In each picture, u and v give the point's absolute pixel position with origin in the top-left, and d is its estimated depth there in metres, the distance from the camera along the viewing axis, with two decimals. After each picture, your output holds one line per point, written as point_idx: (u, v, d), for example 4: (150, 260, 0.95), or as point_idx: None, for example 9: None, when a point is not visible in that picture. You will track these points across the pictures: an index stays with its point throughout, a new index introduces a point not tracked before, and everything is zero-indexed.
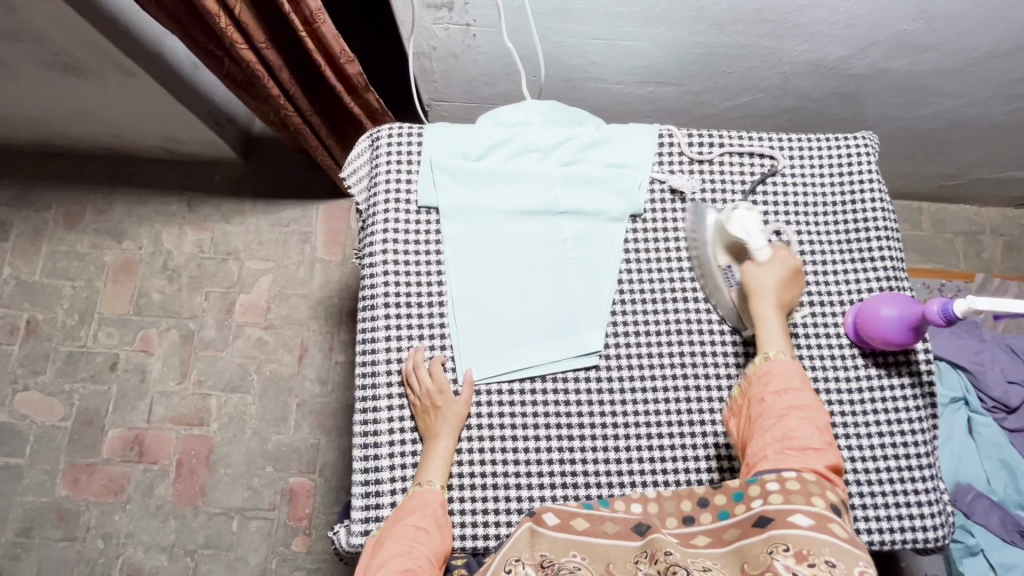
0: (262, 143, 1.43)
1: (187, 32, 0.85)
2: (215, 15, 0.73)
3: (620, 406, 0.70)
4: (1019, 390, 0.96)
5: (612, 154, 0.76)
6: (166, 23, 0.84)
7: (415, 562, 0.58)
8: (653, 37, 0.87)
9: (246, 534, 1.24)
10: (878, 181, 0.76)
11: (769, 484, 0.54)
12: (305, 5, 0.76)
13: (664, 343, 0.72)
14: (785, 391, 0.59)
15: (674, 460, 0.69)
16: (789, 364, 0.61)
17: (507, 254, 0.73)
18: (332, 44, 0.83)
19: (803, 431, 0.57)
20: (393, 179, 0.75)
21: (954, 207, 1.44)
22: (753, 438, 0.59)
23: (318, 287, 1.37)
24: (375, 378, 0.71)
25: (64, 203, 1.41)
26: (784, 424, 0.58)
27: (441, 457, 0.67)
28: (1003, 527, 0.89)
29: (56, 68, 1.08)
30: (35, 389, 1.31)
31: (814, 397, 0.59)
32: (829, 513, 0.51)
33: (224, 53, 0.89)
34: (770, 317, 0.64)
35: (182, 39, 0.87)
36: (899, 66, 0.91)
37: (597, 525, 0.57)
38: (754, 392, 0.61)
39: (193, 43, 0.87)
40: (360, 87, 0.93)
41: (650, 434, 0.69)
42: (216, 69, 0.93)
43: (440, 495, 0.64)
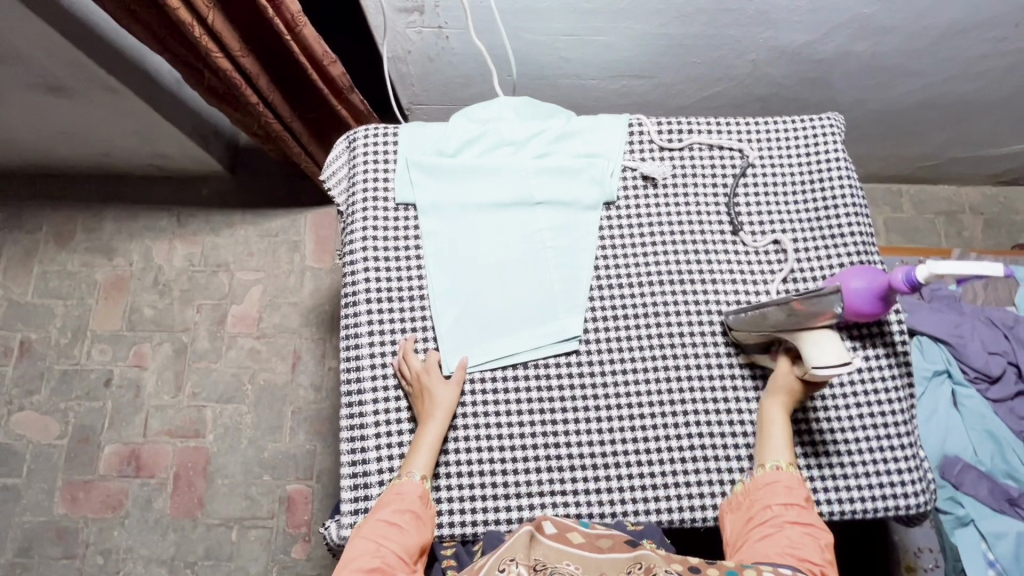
0: (248, 156, 1.45)
1: (166, 46, 0.87)
2: (190, 26, 0.75)
3: (601, 390, 0.71)
4: (1001, 360, 0.97)
5: (583, 145, 0.77)
6: (146, 39, 0.86)
7: (383, 559, 0.59)
8: (621, 31, 0.89)
9: (246, 544, 1.25)
10: (845, 158, 0.77)
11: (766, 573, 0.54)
12: (286, 7, 0.78)
13: (642, 326, 0.73)
14: (791, 503, 0.61)
15: (657, 440, 0.70)
16: (793, 478, 0.63)
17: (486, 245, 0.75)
18: (311, 46, 0.85)
19: (804, 543, 0.58)
20: (370, 179, 0.77)
21: (933, 188, 1.46)
22: (749, 541, 0.60)
23: (309, 295, 1.38)
24: (360, 373, 0.72)
25: (54, 223, 1.42)
26: (784, 534, 0.58)
27: (429, 444, 0.67)
28: (992, 496, 0.90)
29: (42, 90, 1.10)
30: (30, 409, 1.32)
31: (818, 518, 0.61)
32: None
33: (204, 66, 0.91)
34: (778, 423, 0.66)
35: (161, 53, 0.89)
36: (863, 50, 0.93)
37: (593, 542, 0.58)
38: (759, 497, 0.62)
39: (173, 58, 0.89)
40: (344, 88, 0.96)
41: (632, 416, 0.71)
42: (194, 82, 0.95)
43: (419, 487, 0.65)
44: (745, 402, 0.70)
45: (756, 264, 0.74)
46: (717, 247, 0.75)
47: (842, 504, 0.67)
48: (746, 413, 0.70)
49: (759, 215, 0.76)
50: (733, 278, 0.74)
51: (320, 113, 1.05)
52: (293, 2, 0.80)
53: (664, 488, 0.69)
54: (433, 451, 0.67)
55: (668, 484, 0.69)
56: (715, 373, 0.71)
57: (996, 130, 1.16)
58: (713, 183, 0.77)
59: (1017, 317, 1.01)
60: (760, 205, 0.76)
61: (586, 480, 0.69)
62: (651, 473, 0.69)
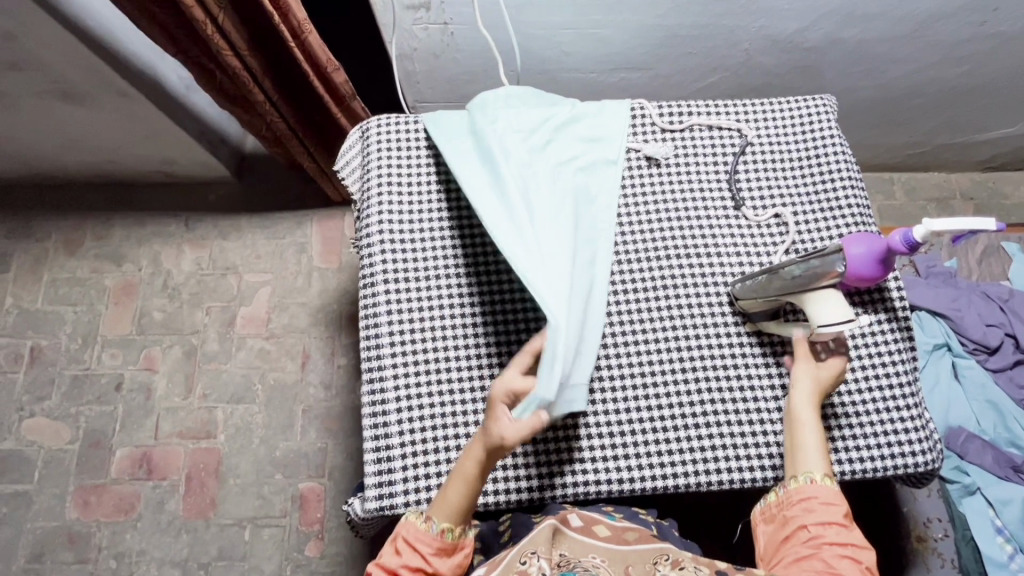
0: (254, 161, 1.48)
1: (180, 47, 0.90)
2: (203, 24, 0.79)
3: (614, 360, 0.73)
4: (998, 331, 1.00)
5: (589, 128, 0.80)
6: (161, 40, 0.89)
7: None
8: (618, 24, 0.93)
9: (259, 543, 1.25)
10: (838, 134, 0.80)
11: None
12: (292, 15, 0.82)
13: (653, 296, 0.75)
14: (827, 520, 0.61)
15: (671, 406, 0.72)
16: (831, 493, 0.62)
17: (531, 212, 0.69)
18: (314, 53, 0.88)
19: (842, 567, 0.58)
20: (384, 165, 0.79)
21: (924, 175, 1.49)
22: (783, 560, 0.61)
23: (317, 295, 1.40)
24: (379, 350, 0.73)
25: (63, 231, 1.44)
26: (821, 557, 0.59)
27: (454, 501, 0.63)
28: (997, 464, 0.92)
29: (55, 96, 1.13)
30: (41, 415, 1.32)
31: (862, 536, 0.61)
32: None
33: (214, 69, 0.94)
34: (812, 435, 0.65)
35: (177, 56, 0.93)
36: (851, 37, 0.97)
37: (619, 534, 0.65)
38: (795, 514, 0.63)
39: (188, 60, 0.92)
40: (347, 96, 0.99)
41: (645, 384, 0.72)
42: (207, 84, 0.98)
43: (436, 537, 0.63)
44: (755, 367, 0.72)
45: (758, 237, 0.77)
46: (720, 221, 0.78)
47: (853, 464, 0.69)
48: (759, 379, 0.72)
49: (760, 190, 0.78)
50: (737, 251, 0.76)
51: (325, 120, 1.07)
52: (300, 11, 0.83)
53: (679, 452, 0.71)
54: (461, 498, 0.63)
55: (682, 447, 0.71)
56: (724, 340, 0.73)
57: (981, 114, 1.20)
58: (713, 161, 0.80)
59: (1011, 290, 1.04)
60: (760, 180, 0.79)
61: (603, 448, 0.71)
62: (667, 439, 0.71)
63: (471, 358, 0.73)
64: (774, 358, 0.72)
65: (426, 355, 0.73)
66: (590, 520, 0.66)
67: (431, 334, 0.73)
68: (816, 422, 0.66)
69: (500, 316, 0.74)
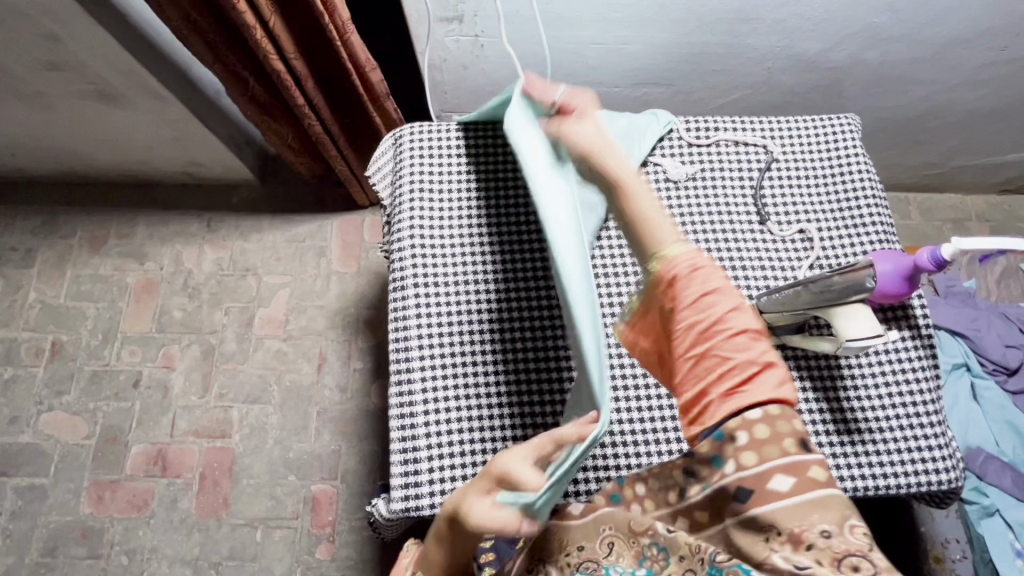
0: (277, 165, 1.50)
1: (220, 55, 0.93)
2: (251, 28, 0.81)
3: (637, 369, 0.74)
4: (1017, 352, 1.01)
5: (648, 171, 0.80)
6: (203, 49, 0.92)
7: None
8: (645, 39, 0.95)
9: (270, 544, 1.25)
10: (863, 153, 0.82)
11: (741, 438, 0.56)
12: (338, 16, 0.84)
13: None
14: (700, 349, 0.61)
15: None
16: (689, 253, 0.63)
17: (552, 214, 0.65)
18: (355, 53, 0.90)
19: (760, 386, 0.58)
20: (416, 172, 0.81)
21: (940, 196, 1.50)
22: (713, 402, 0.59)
23: (335, 298, 1.41)
24: (408, 353, 0.74)
25: (88, 228, 1.47)
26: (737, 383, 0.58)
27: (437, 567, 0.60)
28: (1016, 486, 0.92)
29: (91, 97, 1.16)
30: (60, 410, 1.34)
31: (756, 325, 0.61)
32: (804, 459, 0.54)
33: (254, 73, 0.97)
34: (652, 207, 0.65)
35: (213, 66, 0.95)
36: (873, 58, 0.99)
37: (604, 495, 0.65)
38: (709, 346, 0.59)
39: (224, 68, 0.95)
40: (382, 96, 1.01)
41: None
42: (239, 94, 1.01)
43: None
44: None
45: (782, 252, 0.78)
46: (745, 236, 0.78)
47: (876, 479, 0.69)
48: None
49: (785, 205, 0.80)
50: (762, 265, 0.77)
51: (355, 120, 1.09)
52: (344, 11, 0.85)
53: None
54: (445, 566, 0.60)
55: None
56: None
57: (1000, 136, 1.21)
58: (739, 177, 0.81)
59: None
60: (785, 196, 0.80)
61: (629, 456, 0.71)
62: None
63: (498, 363, 0.73)
64: (798, 370, 0.72)
65: (453, 358, 0.74)
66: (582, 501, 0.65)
67: (458, 338, 0.74)
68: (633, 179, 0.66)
69: (525, 322, 0.75)
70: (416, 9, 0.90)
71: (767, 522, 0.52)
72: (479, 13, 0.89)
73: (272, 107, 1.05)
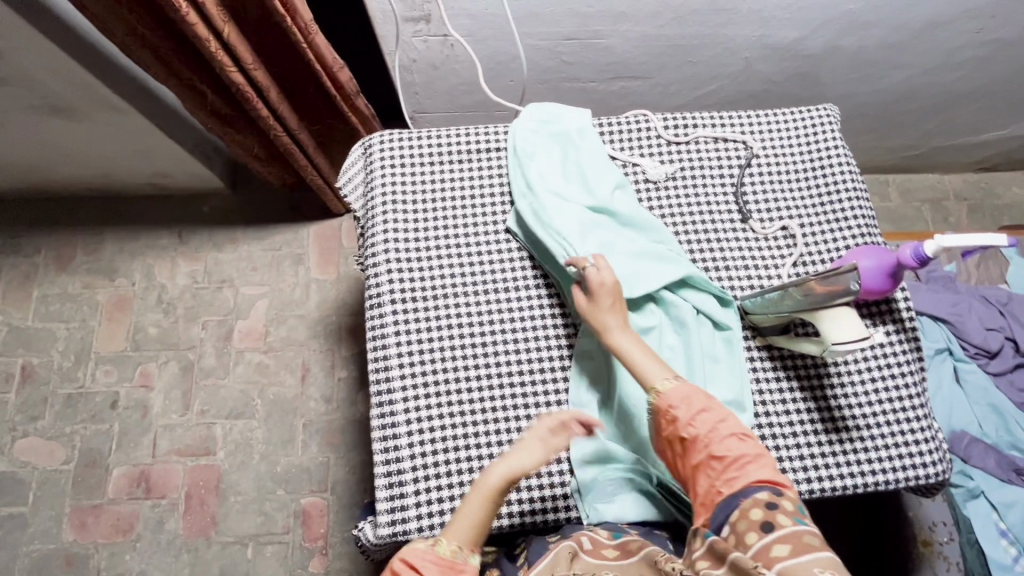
0: (248, 171, 1.45)
1: (173, 69, 0.89)
2: (205, 41, 0.77)
3: None
4: (998, 335, 1.02)
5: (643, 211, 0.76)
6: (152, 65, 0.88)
7: None
8: (620, 33, 0.93)
9: (262, 560, 1.23)
10: (843, 145, 0.80)
11: (751, 510, 0.53)
12: (300, 17, 0.80)
13: None
14: (732, 437, 0.58)
15: None
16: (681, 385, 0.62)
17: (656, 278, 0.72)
18: (321, 53, 0.87)
19: (733, 444, 0.58)
20: (388, 182, 0.78)
21: (918, 176, 1.50)
22: (726, 469, 0.57)
23: (316, 307, 1.38)
24: (388, 373, 0.72)
25: (53, 246, 1.41)
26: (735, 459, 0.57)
27: (469, 520, 0.58)
28: (999, 467, 0.93)
29: (46, 111, 1.11)
30: (35, 435, 1.30)
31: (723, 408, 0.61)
32: (797, 530, 0.50)
33: (209, 87, 0.93)
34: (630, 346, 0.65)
35: (168, 80, 0.91)
36: (850, 44, 0.97)
37: (625, 548, 0.61)
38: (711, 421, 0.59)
39: (179, 81, 0.91)
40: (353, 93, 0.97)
41: None
42: (197, 106, 0.97)
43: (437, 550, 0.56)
44: (767, 381, 0.72)
45: (766, 250, 0.76)
46: (728, 235, 0.77)
47: (864, 476, 0.69)
48: (770, 395, 0.71)
49: (766, 202, 0.78)
50: (745, 265, 0.76)
51: (323, 126, 1.07)
52: (306, 11, 0.81)
53: None
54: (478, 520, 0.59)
55: None
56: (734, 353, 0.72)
57: (978, 116, 1.21)
58: (720, 174, 0.79)
59: (1009, 294, 1.05)
60: (767, 193, 0.79)
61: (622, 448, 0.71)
62: None
63: (481, 379, 0.71)
64: (785, 370, 0.72)
65: (435, 377, 0.71)
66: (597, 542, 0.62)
67: (440, 356, 0.72)
68: (624, 328, 0.66)
69: (508, 334, 0.73)
70: (381, 9, 0.86)
71: (789, 536, 0.50)
72: (447, 11, 0.86)
73: (234, 121, 1.02)
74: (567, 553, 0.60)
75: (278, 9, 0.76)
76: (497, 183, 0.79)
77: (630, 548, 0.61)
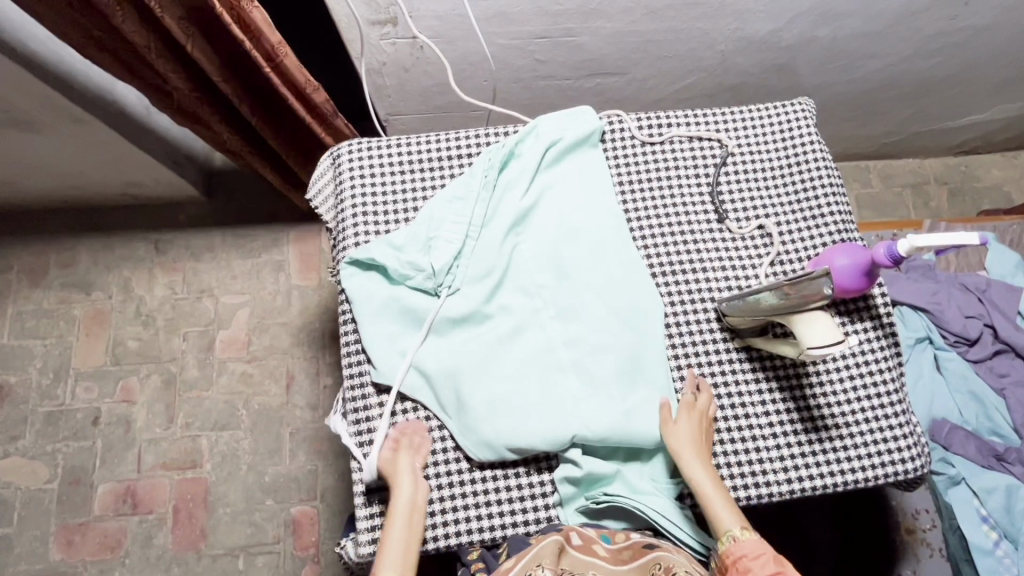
0: (224, 178, 1.42)
1: (135, 71, 0.86)
2: (146, 49, 0.78)
3: None
4: (977, 322, 1.02)
5: (367, 337, 0.72)
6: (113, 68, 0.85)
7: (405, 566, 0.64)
8: (591, 30, 0.91)
9: (254, 570, 1.22)
10: (819, 140, 0.80)
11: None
12: (266, 38, 0.78)
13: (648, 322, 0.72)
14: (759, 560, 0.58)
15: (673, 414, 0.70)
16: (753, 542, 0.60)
17: (476, 331, 0.72)
18: (291, 75, 0.85)
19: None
20: (358, 193, 0.77)
21: (899, 162, 1.51)
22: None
23: (298, 313, 1.36)
24: (364, 390, 0.72)
25: (26, 261, 1.38)
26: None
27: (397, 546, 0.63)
28: (980, 453, 0.94)
29: (6, 125, 1.07)
30: (16, 455, 1.28)
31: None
32: None
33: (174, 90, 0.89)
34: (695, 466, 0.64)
35: (129, 81, 0.88)
36: (825, 35, 0.96)
37: (616, 554, 0.62)
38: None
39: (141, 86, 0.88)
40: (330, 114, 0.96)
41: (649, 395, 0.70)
42: (164, 105, 0.92)
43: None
44: (745, 382, 0.71)
45: (743, 249, 0.76)
46: (705, 236, 0.76)
47: (845, 475, 0.69)
48: (750, 399, 0.71)
49: (742, 200, 0.78)
50: (722, 265, 0.75)
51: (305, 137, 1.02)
52: (273, 31, 0.79)
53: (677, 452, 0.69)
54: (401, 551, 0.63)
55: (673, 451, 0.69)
56: (712, 354, 0.72)
57: (956, 101, 1.21)
58: (695, 174, 0.79)
59: (988, 280, 1.05)
60: (743, 193, 0.78)
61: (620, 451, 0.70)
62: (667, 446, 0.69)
63: None
64: (763, 371, 0.72)
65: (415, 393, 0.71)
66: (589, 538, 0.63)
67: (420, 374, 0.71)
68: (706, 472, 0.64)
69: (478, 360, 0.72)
70: (344, 13, 0.84)
71: None
72: (413, 14, 0.84)
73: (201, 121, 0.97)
74: (554, 548, 0.61)
75: (237, 31, 0.75)
76: (395, 172, 0.78)
77: (619, 556, 0.62)
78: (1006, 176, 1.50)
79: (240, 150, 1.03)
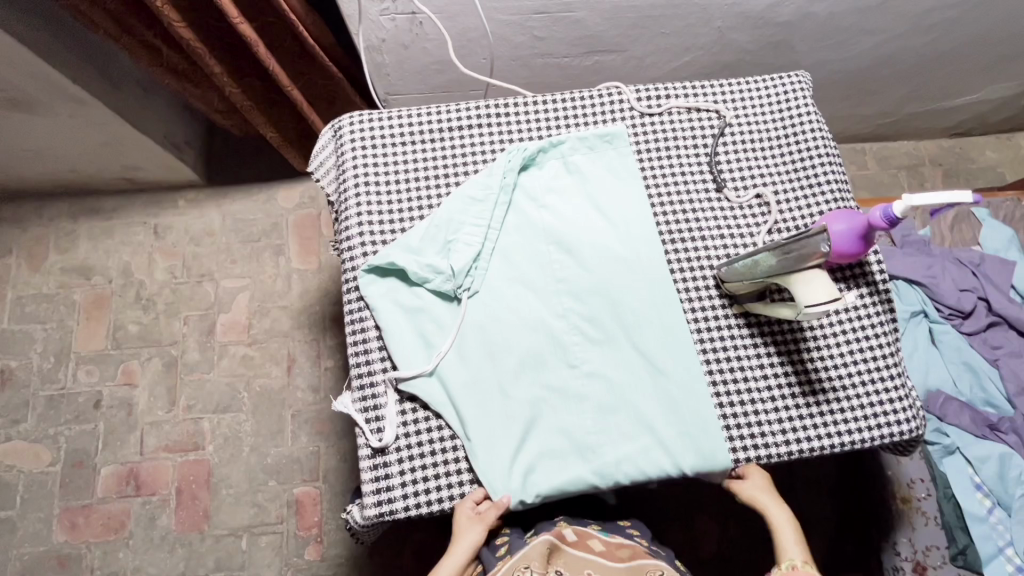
0: (223, 162, 1.43)
1: (129, 26, 0.90)
2: None
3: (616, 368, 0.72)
4: (971, 296, 1.04)
5: (386, 329, 0.72)
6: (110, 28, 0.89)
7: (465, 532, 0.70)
8: (590, 6, 0.91)
9: (257, 550, 1.23)
10: (814, 109, 0.80)
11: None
12: None
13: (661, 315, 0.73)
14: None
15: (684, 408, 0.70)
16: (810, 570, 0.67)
17: (498, 332, 0.72)
18: (296, 7, 0.86)
19: None
20: (359, 163, 0.77)
21: (895, 144, 1.52)
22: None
23: (298, 296, 1.37)
24: (368, 354, 0.72)
25: (25, 246, 1.38)
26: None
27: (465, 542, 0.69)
28: (974, 423, 0.96)
29: (5, 106, 1.07)
30: (18, 439, 1.28)
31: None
32: None
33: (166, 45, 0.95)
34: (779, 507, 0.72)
35: (121, 39, 0.92)
36: (821, 10, 0.97)
37: (613, 551, 0.67)
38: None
39: (129, 37, 0.92)
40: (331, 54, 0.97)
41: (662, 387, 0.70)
42: (157, 64, 0.98)
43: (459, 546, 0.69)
44: (742, 346, 0.72)
45: (741, 219, 0.77)
46: (703, 206, 0.77)
47: (842, 436, 0.70)
48: (749, 367, 0.72)
49: (741, 171, 0.78)
50: (721, 235, 0.76)
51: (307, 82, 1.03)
52: None
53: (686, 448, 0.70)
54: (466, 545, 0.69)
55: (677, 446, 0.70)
56: (711, 319, 0.73)
57: (951, 79, 1.22)
58: (694, 146, 0.79)
59: (982, 255, 1.07)
60: (741, 164, 0.79)
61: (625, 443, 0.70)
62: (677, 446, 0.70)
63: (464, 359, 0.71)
64: (761, 336, 0.73)
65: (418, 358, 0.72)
66: (584, 534, 0.68)
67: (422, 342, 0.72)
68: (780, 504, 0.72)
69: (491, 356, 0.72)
70: None
71: None
72: None
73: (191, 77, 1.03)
74: (544, 549, 0.65)
75: None
76: (397, 143, 0.78)
77: (614, 554, 0.66)
78: (1000, 157, 1.52)
79: (241, 105, 1.03)
